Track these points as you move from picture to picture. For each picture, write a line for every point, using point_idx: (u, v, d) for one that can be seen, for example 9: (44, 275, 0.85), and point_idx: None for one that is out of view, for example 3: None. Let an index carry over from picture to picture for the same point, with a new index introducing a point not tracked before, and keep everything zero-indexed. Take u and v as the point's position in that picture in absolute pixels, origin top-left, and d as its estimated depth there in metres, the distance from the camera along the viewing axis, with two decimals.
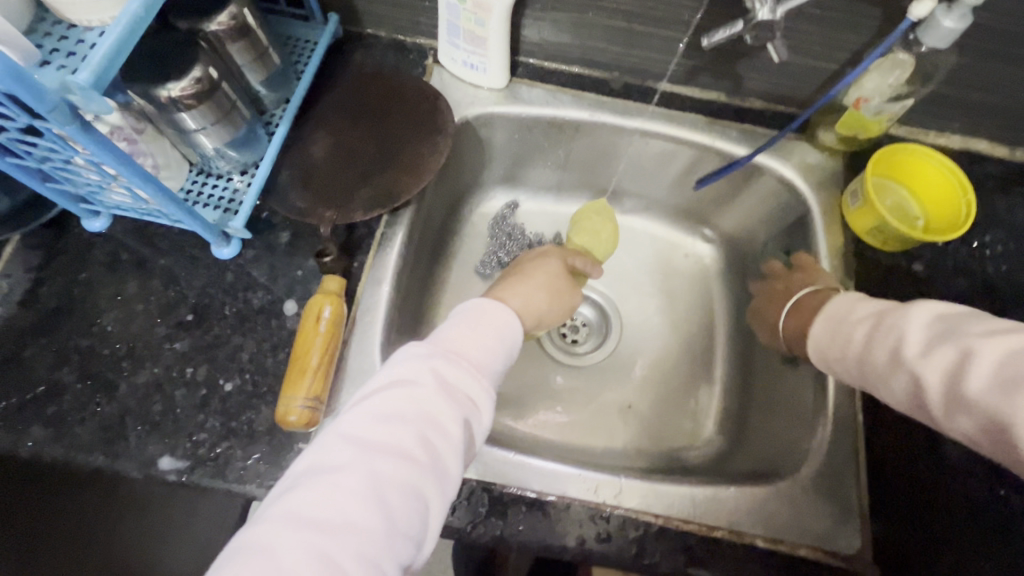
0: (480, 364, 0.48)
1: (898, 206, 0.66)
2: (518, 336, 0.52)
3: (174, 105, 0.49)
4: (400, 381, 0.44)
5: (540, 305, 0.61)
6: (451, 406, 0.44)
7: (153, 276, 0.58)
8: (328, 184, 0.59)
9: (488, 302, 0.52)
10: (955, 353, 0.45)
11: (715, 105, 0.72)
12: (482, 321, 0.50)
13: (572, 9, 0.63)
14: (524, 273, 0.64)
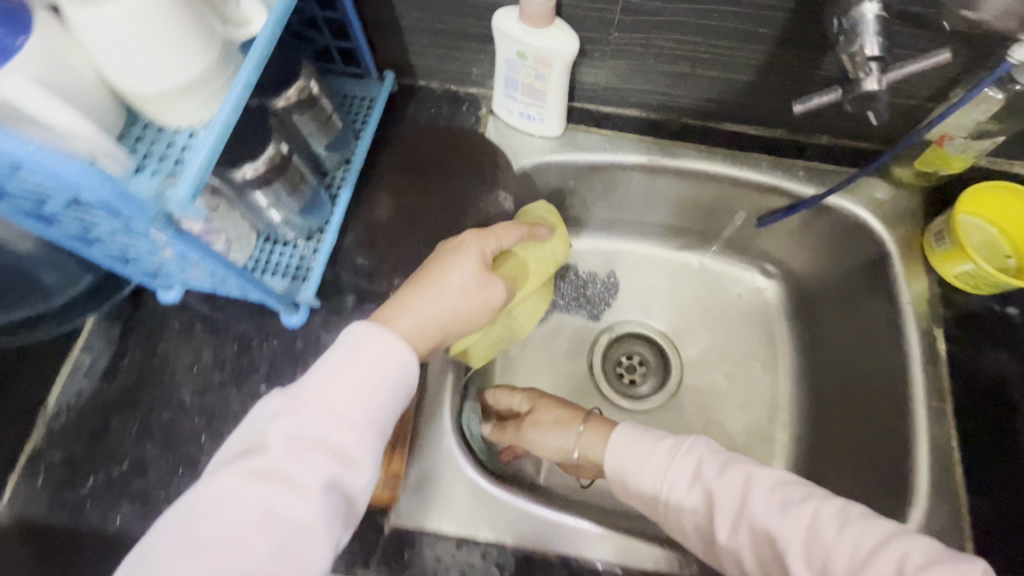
0: (353, 419, 0.39)
1: (987, 244, 0.62)
2: (411, 365, 0.42)
3: (248, 184, 0.50)
4: (249, 451, 0.38)
5: (440, 319, 0.47)
6: (307, 474, 0.37)
7: (226, 345, 0.59)
8: (396, 249, 0.60)
9: (373, 331, 0.42)
10: (804, 525, 0.46)
11: (780, 143, 0.69)
12: (359, 361, 0.41)
13: (632, 56, 0.61)
14: (427, 276, 0.48)
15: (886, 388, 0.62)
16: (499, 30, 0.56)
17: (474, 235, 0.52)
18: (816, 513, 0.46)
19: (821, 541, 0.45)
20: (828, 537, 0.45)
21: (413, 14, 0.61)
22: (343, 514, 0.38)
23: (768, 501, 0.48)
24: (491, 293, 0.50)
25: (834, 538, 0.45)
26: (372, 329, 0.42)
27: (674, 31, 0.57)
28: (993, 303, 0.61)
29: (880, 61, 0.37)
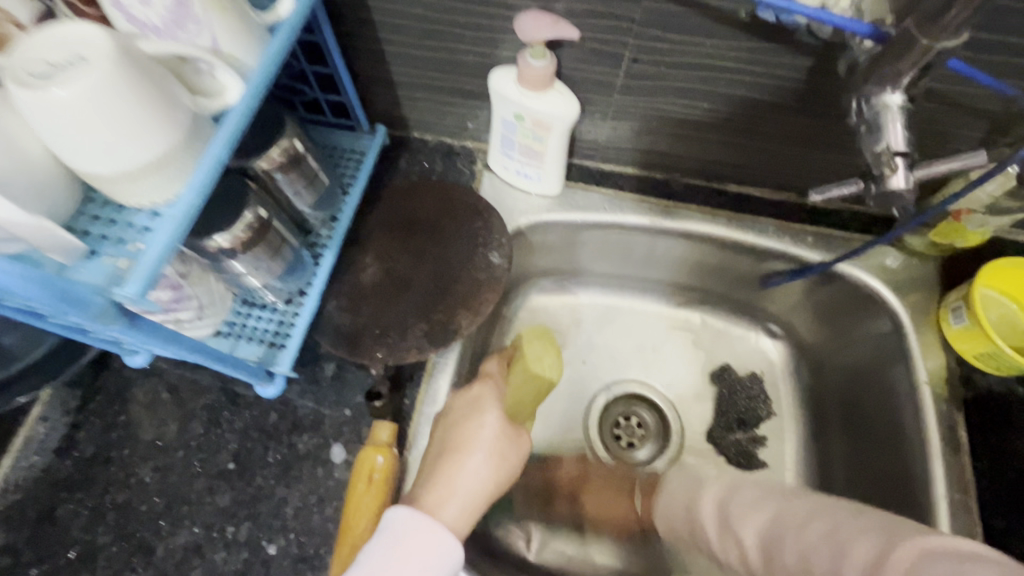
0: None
1: (1003, 319, 0.58)
2: (457, 558, 0.41)
3: (224, 254, 0.47)
4: None
5: (481, 492, 0.47)
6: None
7: (194, 417, 0.54)
8: (378, 317, 0.55)
9: (412, 518, 0.41)
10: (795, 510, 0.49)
11: (785, 205, 0.66)
12: (400, 559, 0.40)
13: (635, 117, 0.59)
14: (457, 448, 0.48)
15: (906, 474, 0.58)
16: (496, 91, 0.53)
17: (488, 388, 0.54)
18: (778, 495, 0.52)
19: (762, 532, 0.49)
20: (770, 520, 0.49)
21: (406, 69, 0.58)
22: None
23: (748, 497, 0.53)
24: (521, 446, 0.51)
25: (749, 517, 0.51)
26: (412, 521, 0.41)
27: (679, 96, 0.54)
28: (1017, 383, 0.58)
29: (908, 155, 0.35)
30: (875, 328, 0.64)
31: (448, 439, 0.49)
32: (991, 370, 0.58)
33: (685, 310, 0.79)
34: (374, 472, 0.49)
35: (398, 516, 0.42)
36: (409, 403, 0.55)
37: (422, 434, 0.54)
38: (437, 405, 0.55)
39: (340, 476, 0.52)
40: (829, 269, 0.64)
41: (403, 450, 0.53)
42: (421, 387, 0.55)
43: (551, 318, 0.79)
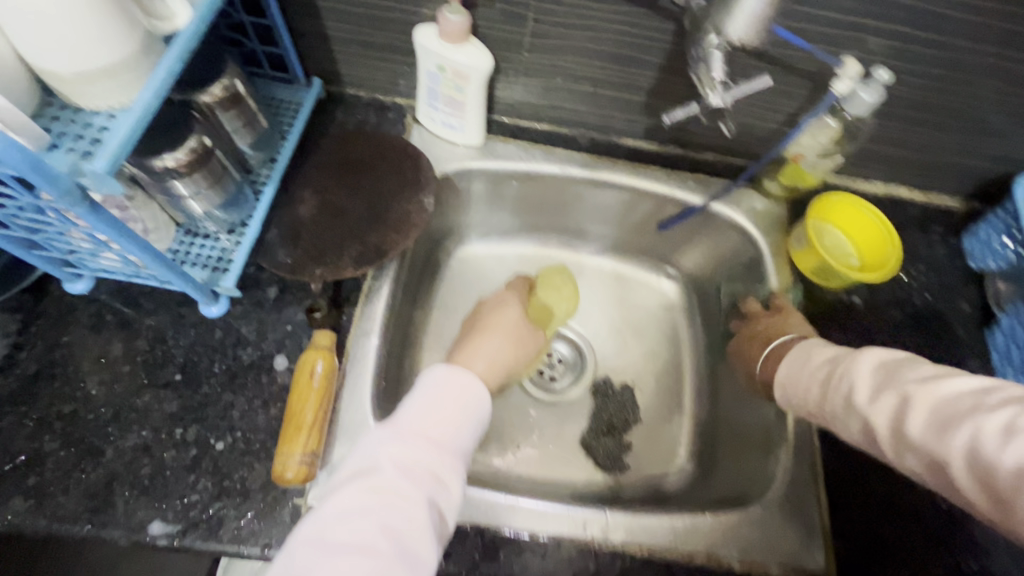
0: (455, 446, 0.50)
1: (837, 245, 0.74)
2: (485, 402, 0.54)
3: (168, 173, 0.51)
4: (360, 474, 0.46)
5: (503, 362, 0.61)
6: (415, 487, 0.45)
7: (138, 337, 0.58)
8: (317, 242, 0.61)
9: (453, 373, 0.54)
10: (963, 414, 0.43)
11: (672, 158, 0.79)
12: (443, 396, 0.52)
13: (542, 75, 0.69)
14: (485, 329, 0.64)
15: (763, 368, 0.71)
16: (419, 43, 0.61)
17: (511, 293, 0.69)
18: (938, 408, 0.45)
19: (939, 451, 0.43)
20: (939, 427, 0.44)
21: (339, 24, 0.65)
22: (440, 528, 0.45)
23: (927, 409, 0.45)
24: (534, 337, 0.65)
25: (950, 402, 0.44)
26: (452, 371, 0.54)
27: (577, 54, 0.65)
28: (844, 294, 0.73)
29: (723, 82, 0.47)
30: (746, 259, 0.78)
31: (480, 322, 0.65)
32: (823, 284, 0.73)
33: (597, 257, 0.91)
34: (315, 370, 0.55)
35: (436, 373, 0.54)
36: (346, 319, 0.62)
37: (359, 345, 0.61)
38: (373, 321, 0.62)
39: (283, 382, 0.58)
40: (707, 209, 0.77)
41: (341, 359, 0.60)
42: (358, 308, 0.62)
43: (478, 267, 0.87)
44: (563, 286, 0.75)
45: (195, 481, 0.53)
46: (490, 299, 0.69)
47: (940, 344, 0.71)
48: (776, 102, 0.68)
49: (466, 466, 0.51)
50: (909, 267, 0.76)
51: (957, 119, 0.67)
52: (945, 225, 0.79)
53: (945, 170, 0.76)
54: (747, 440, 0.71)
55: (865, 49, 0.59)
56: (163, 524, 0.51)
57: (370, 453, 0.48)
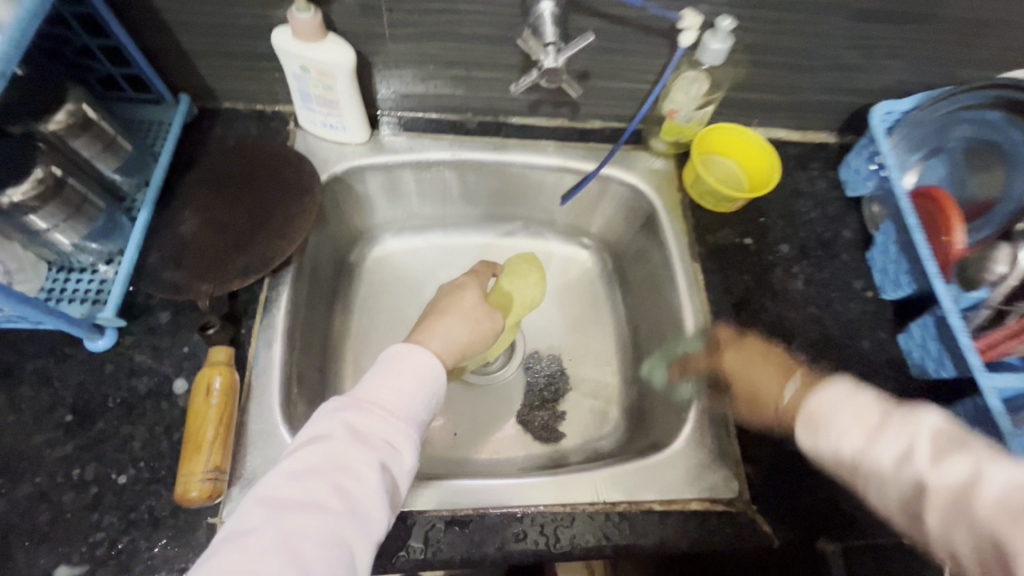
0: (410, 414, 0.50)
1: (728, 174, 0.78)
2: (443, 375, 0.53)
3: (18, 210, 0.50)
4: (316, 437, 0.47)
5: (460, 341, 0.61)
6: (366, 452, 0.46)
7: (22, 383, 0.56)
8: (201, 260, 0.60)
9: (409, 348, 0.53)
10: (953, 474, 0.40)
11: (561, 130, 0.80)
12: (401, 368, 0.51)
13: (414, 65, 0.69)
14: (439, 309, 0.63)
15: (672, 317, 0.74)
16: (277, 47, 0.61)
17: (470, 279, 0.69)
18: (919, 428, 0.43)
19: (903, 454, 0.43)
20: (889, 443, 0.44)
21: (194, 37, 0.64)
22: (394, 490, 0.47)
23: (880, 424, 0.45)
24: (491, 320, 0.65)
25: (899, 440, 0.44)
26: (417, 348, 0.53)
27: (441, 40, 0.66)
28: (735, 236, 0.76)
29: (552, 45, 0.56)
30: (645, 216, 0.81)
31: (438, 303, 0.65)
32: (714, 209, 0.77)
33: (513, 239, 0.92)
34: (212, 386, 0.54)
35: (398, 348, 0.53)
36: (245, 333, 0.61)
37: (262, 355, 0.60)
38: (274, 329, 0.62)
39: (184, 405, 0.57)
40: (600, 175, 0.80)
41: (243, 371, 0.59)
42: (256, 319, 0.62)
43: (395, 264, 0.87)
44: (529, 276, 0.78)
45: (99, 519, 0.51)
46: (451, 285, 0.69)
47: (827, 269, 0.75)
48: (643, 63, 0.70)
49: (424, 434, 0.51)
50: (795, 203, 0.80)
51: (808, 57, 0.71)
52: (824, 159, 0.84)
53: (813, 107, 0.80)
54: (667, 389, 0.74)
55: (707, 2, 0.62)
56: (69, 567, 0.49)
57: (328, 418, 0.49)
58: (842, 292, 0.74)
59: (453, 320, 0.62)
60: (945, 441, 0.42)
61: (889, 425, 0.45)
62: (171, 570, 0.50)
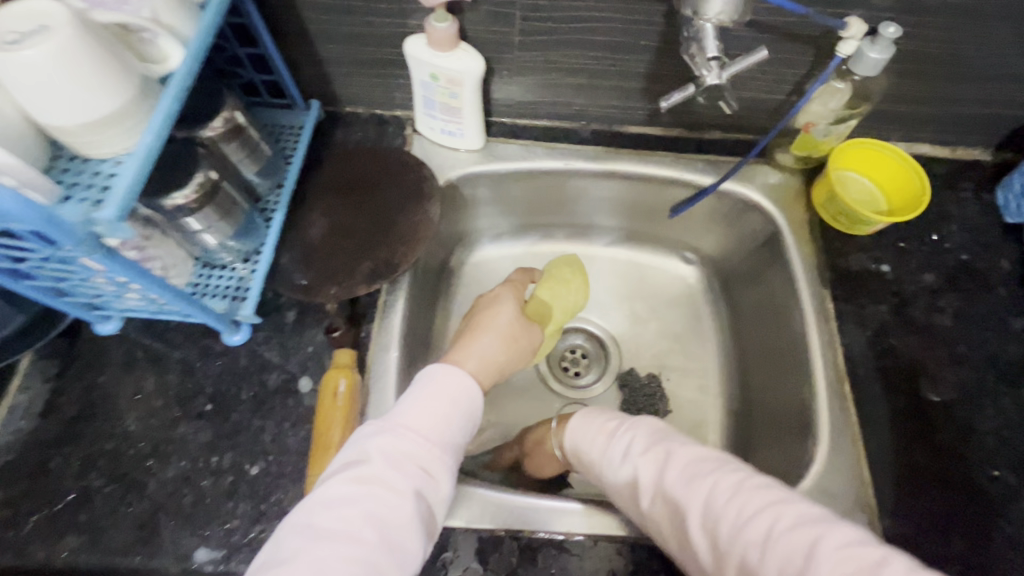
0: (444, 439, 0.49)
1: (865, 195, 0.71)
2: (479, 400, 0.52)
3: (179, 211, 0.52)
4: (350, 463, 0.46)
5: (495, 360, 0.59)
6: (402, 481, 0.45)
7: (169, 370, 0.60)
8: (329, 263, 0.62)
9: (445, 369, 0.52)
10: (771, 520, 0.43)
11: (678, 140, 0.77)
12: (439, 391, 0.50)
13: (536, 73, 0.68)
14: (476, 325, 0.61)
15: (794, 345, 0.69)
16: (409, 55, 0.61)
17: (505, 289, 0.67)
18: (775, 504, 0.44)
19: (740, 531, 0.43)
20: (693, 518, 0.46)
21: (331, 45, 0.66)
22: (429, 518, 0.46)
23: (724, 488, 0.46)
24: (530, 336, 0.64)
25: (745, 504, 0.44)
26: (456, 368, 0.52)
27: (568, 48, 0.64)
28: (871, 262, 0.70)
29: (718, 60, 0.48)
30: (765, 235, 0.76)
31: (473, 318, 0.63)
32: (845, 232, 0.71)
33: (613, 249, 0.89)
34: (338, 389, 0.56)
35: (435, 369, 0.52)
36: (365, 335, 0.63)
37: (380, 360, 0.62)
38: (391, 335, 0.63)
39: (309, 403, 0.59)
40: (718, 189, 0.75)
41: (363, 375, 0.61)
42: (376, 323, 0.63)
43: (493, 269, 0.87)
44: (571, 281, 0.74)
45: (234, 506, 0.54)
46: (485, 296, 0.67)
47: (979, 304, 0.67)
48: (781, 72, 0.65)
49: (457, 462, 0.50)
50: (942, 227, 0.72)
51: (976, 67, 0.64)
52: (975, 179, 0.75)
53: (970, 121, 0.72)
54: (781, 423, 0.69)
55: (869, 8, 0.57)
56: (208, 549, 0.52)
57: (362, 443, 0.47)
58: (998, 332, 0.66)
59: (490, 338, 0.60)
60: (801, 517, 0.42)
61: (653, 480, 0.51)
62: None
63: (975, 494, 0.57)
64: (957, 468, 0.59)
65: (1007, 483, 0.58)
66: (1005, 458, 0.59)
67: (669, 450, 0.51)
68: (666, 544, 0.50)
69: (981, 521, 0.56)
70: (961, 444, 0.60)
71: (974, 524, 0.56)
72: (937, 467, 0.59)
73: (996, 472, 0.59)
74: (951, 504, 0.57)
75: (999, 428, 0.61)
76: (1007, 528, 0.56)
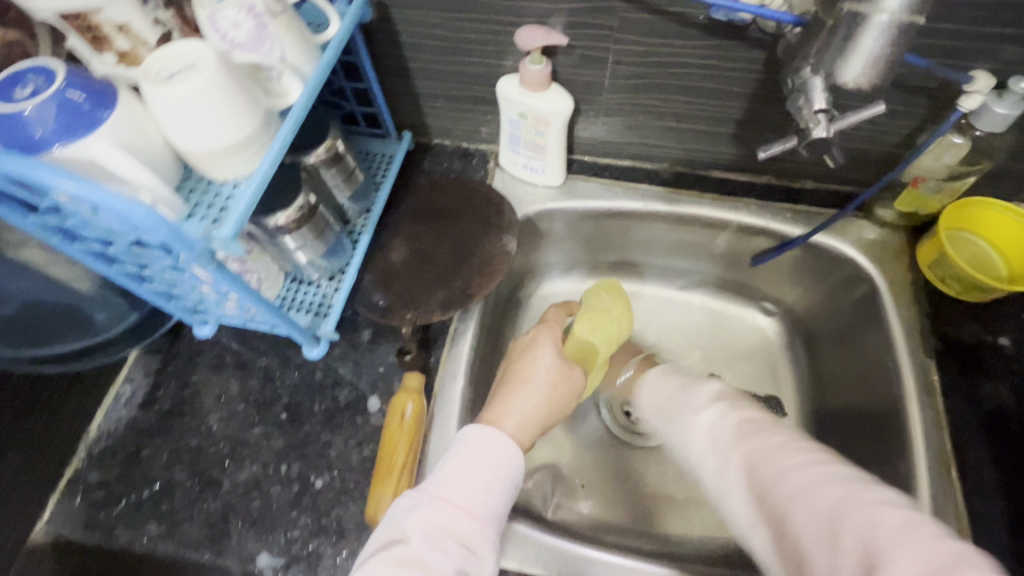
0: (485, 510, 0.47)
1: (980, 258, 0.65)
2: (521, 466, 0.51)
3: (279, 231, 0.56)
4: (390, 542, 0.44)
5: (537, 415, 0.56)
6: (444, 560, 0.43)
7: (252, 376, 0.64)
8: (407, 288, 0.64)
9: (483, 434, 0.51)
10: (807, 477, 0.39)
11: (766, 187, 0.74)
12: (477, 459, 0.49)
13: (623, 114, 0.68)
14: (514, 378, 0.59)
15: (889, 417, 0.63)
16: (501, 94, 0.63)
17: (543, 329, 0.66)
18: (831, 489, 0.37)
19: (777, 495, 0.40)
20: (778, 486, 0.40)
21: (428, 81, 0.69)
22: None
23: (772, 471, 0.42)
24: (571, 379, 0.61)
25: (789, 474, 0.40)
26: (494, 431, 0.51)
27: (659, 91, 0.64)
28: (986, 333, 0.62)
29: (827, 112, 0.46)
30: (858, 292, 0.70)
31: (512, 369, 0.60)
32: (956, 297, 0.64)
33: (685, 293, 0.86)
34: (405, 413, 0.57)
35: (472, 433, 0.51)
36: (435, 361, 0.64)
37: (446, 386, 0.62)
38: (459, 362, 0.64)
39: (375, 423, 0.60)
40: (808, 241, 0.71)
41: (429, 400, 0.61)
42: (445, 350, 0.64)
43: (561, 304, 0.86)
44: (610, 309, 0.73)
45: (297, 516, 0.56)
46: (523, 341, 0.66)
47: None
48: (890, 123, 0.61)
49: (498, 532, 0.48)
50: None
51: None
52: None
53: None
54: None
55: (1000, 61, 0.53)
56: (270, 556, 0.54)
57: (398, 520, 0.46)
58: None
59: (533, 391, 0.58)
60: (883, 501, 0.36)
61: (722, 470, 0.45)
62: None
63: None
64: None
65: None
66: None
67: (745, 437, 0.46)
68: (733, 519, 0.45)
69: None
70: None
71: None
72: None
73: None
74: None
75: None
76: None
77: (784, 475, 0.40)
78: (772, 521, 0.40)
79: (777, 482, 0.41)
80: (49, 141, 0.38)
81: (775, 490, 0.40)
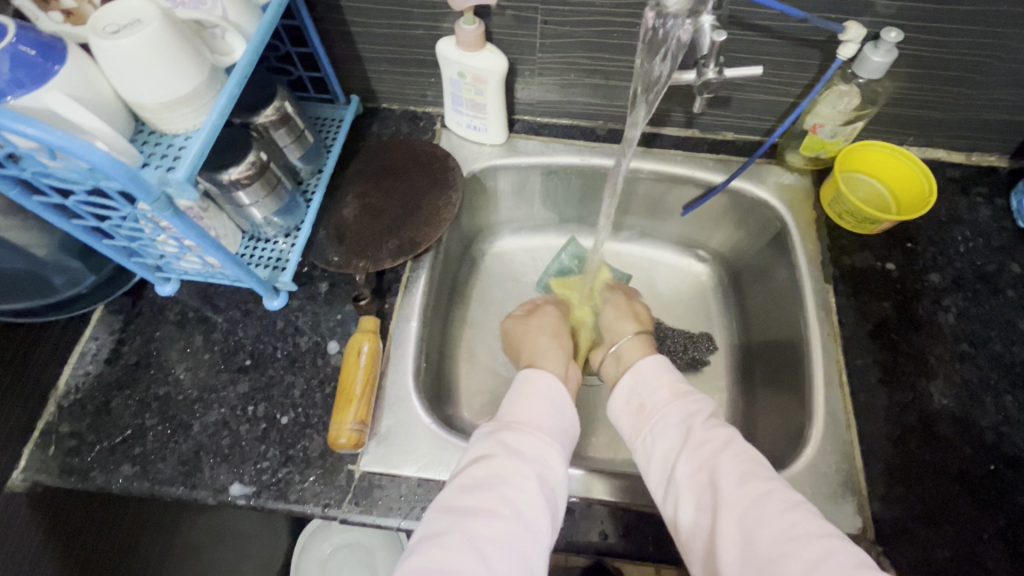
0: (553, 428, 0.54)
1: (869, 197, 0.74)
2: (573, 401, 0.57)
3: (233, 185, 0.58)
4: (477, 458, 0.51)
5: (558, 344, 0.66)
6: (526, 467, 0.49)
7: (215, 330, 0.67)
8: (360, 240, 0.69)
9: (535, 372, 0.58)
10: (743, 468, 0.48)
11: (692, 141, 0.81)
12: (536, 393, 0.56)
13: (556, 73, 0.74)
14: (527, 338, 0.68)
15: (795, 337, 0.71)
16: (440, 54, 0.68)
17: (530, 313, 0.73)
18: (771, 496, 0.45)
19: (725, 504, 0.46)
20: (736, 534, 0.45)
21: (372, 47, 0.73)
22: (556, 497, 0.50)
23: (735, 471, 0.48)
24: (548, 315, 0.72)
25: (728, 472, 0.48)
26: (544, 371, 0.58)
27: (588, 50, 0.69)
28: (876, 260, 0.71)
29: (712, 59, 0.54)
30: (773, 232, 0.78)
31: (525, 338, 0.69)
32: (852, 230, 0.73)
33: (626, 244, 0.92)
34: (362, 350, 0.62)
35: (526, 374, 0.58)
36: (389, 307, 0.69)
37: (401, 328, 0.68)
38: (412, 306, 0.69)
39: (335, 364, 0.65)
40: (729, 187, 0.79)
41: (385, 341, 0.66)
42: (399, 296, 0.69)
43: (513, 258, 0.92)
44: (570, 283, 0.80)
45: (266, 450, 0.60)
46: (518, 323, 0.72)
47: (987, 306, 0.68)
48: (790, 75, 0.69)
49: (568, 452, 0.54)
50: (951, 228, 0.73)
51: (983, 73, 0.66)
52: (990, 184, 0.76)
53: (983, 126, 0.73)
54: (781, 412, 0.71)
55: (872, 13, 0.60)
56: (241, 485, 0.59)
57: (479, 441, 0.53)
58: (1002, 331, 0.67)
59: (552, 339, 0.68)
60: (767, 500, 0.45)
61: (705, 438, 0.51)
62: (318, 502, 0.58)
63: (967, 484, 0.59)
64: (949, 456, 0.60)
65: (1003, 478, 0.59)
66: (1002, 452, 0.60)
67: (710, 489, 0.48)
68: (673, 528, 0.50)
69: (972, 509, 0.57)
70: (957, 434, 0.61)
71: (965, 512, 0.57)
72: (928, 459, 0.60)
73: (991, 466, 0.59)
74: (939, 491, 0.58)
75: (1000, 426, 0.61)
76: (1002, 520, 0.57)
77: (713, 472, 0.48)
78: (693, 520, 0.48)
79: (707, 504, 0.48)
80: (6, 91, 0.41)
81: (709, 471, 0.49)
